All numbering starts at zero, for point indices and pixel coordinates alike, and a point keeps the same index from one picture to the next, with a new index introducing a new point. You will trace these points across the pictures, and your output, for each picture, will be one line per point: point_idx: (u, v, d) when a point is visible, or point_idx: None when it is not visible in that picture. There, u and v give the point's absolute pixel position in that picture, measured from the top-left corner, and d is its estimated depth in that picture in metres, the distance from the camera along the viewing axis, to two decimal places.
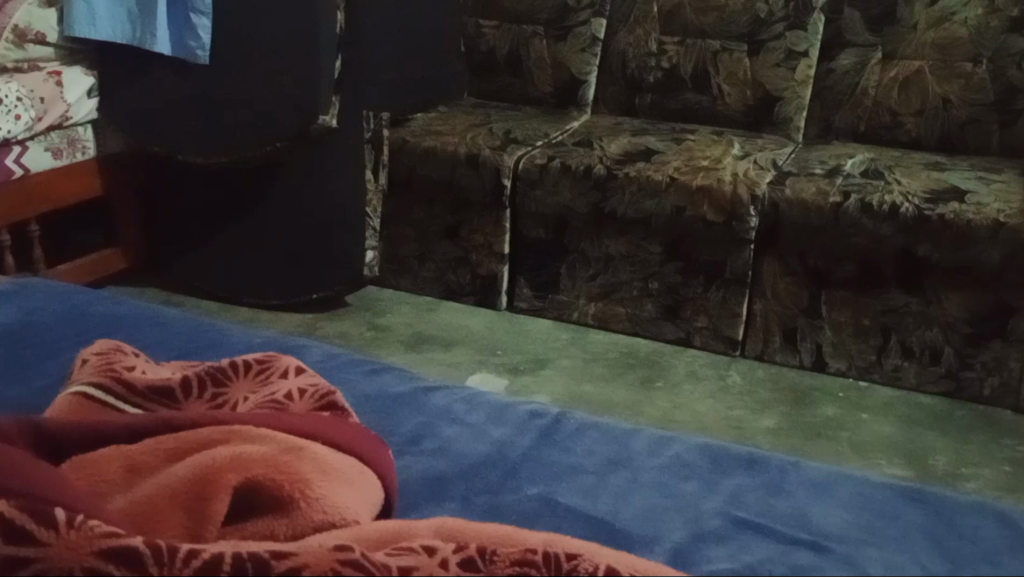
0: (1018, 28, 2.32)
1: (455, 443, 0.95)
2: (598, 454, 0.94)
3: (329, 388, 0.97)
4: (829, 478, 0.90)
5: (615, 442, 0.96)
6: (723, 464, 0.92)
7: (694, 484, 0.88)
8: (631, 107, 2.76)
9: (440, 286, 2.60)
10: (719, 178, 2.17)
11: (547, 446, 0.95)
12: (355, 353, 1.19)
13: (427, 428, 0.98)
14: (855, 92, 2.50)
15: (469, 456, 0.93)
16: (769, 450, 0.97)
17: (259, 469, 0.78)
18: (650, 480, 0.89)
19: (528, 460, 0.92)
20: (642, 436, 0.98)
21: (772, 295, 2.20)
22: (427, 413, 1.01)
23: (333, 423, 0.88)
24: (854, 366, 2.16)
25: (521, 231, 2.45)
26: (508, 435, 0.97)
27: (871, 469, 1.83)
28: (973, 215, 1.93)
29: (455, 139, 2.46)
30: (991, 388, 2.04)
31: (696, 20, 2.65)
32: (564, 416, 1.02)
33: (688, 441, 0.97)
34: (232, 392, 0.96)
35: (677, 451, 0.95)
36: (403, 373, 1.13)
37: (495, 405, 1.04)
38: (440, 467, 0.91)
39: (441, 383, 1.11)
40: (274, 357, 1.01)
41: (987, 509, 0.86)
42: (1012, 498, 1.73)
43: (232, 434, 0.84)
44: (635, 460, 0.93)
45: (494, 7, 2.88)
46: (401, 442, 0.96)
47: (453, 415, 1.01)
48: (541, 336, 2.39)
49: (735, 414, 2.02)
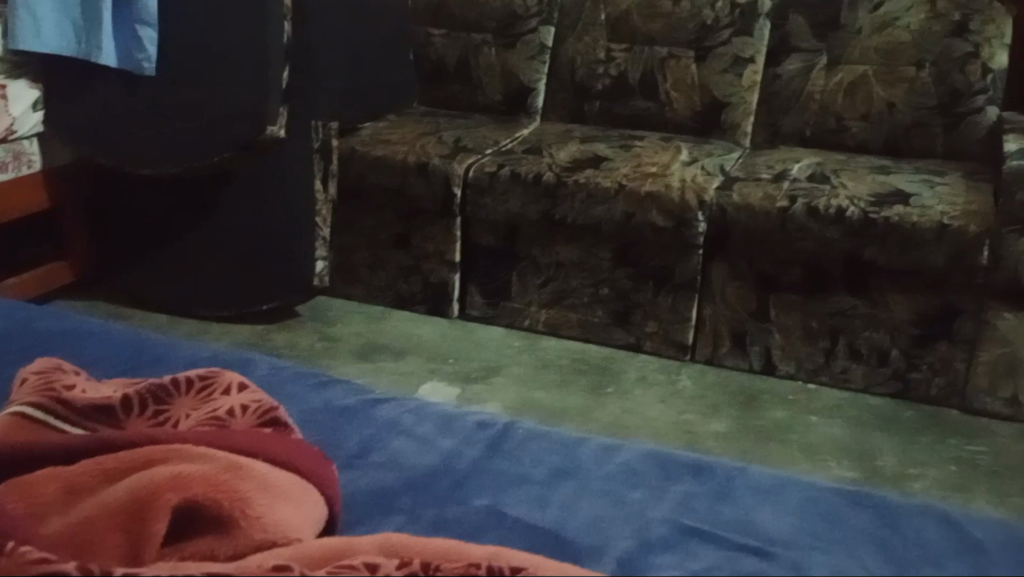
0: (960, 33, 2.38)
1: (402, 456, 0.95)
2: (546, 463, 0.94)
3: (272, 404, 0.95)
4: (775, 484, 0.91)
5: (563, 451, 0.96)
6: (671, 472, 0.92)
7: (641, 492, 0.89)
8: (580, 115, 2.77)
9: (392, 295, 2.58)
10: (668, 184, 2.19)
11: (495, 457, 0.94)
12: (302, 366, 1.18)
13: (373, 441, 0.97)
14: (801, 97, 2.54)
15: (416, 469, 0.92)
16: (716, 457, 0.97)
17: (198, 488, 0.77)
18: (599, 489, 0.89)
19: (475, 472, 0.92)
20: (590, 445, 0.98)
21: (721, 300, 2.23)
22: (374, 425, 1.00)
23: (277, 440, 0.87)
24: (802, 368, 2.19)
25: (473, 239, 2.45)
26: (456, 447, 0.96)
27: (820, 471, 1.85)
28: (917, 217, 1.97)
29: (405, 147, 2.45)
30: (937, 388, 2.08)
31: (644, 27, 2.68)
32: (512, 425, 1.01)
33: (636, 449, 0.97)
34: (174, 410, 0.94)
35: (625, 459, 0.95)
36: (350, 385, 1.12)
37: (442, 417, 1.03)
38: (386, 480, 0.91)
39: (389, 395, 1.10)
40: (217, 372, 0.99)
41: (933, 511, 0.87)
42: (958, 497, 1.76)
43: (171, 452, 0.82)
44: (583, 468, 0.93)
45: (443, 15, 2.88)
46: (346, 457, 0.95)
47: (400, 427, 1.00)
48: (493, 344, 2.39)
49: (686, 419, 2.04)
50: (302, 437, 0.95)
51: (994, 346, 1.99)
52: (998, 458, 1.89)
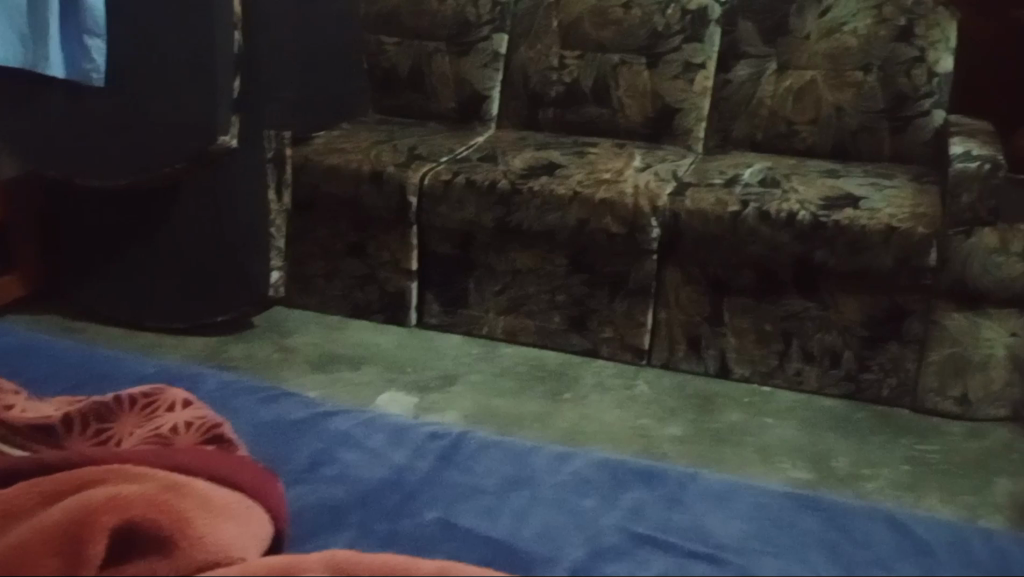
0: (906, 37, 2.43)
1: (353, 469, 0.94)
2: (499, 473, 0.93)
3: (217, 420, 0.94)
4: (725, 488, 0.92)
5: (515, 461, 0.96)
6: (623, 479, 0.92)
7: (593, 500, 0.89)
8: (534, 122, 2.78)
9: (348, 305, 2.56)
10: (621, 191, 2.20)
11: (447, 468, 0.94)
12: (253, 379, 1.16)
13: (324, 454, 0.96)
14: (751, 102, 2.57)
15: (368, 482, 0.91)
16: (668, 463, 0.98)
17: (137, 509, 0.75)
18: (551, 498, 0.89)
19: (427, 484, 0.91)
20: (543, 453, 0.98)
21: (675, 304, 2.24)
22: (325, 439, 0.99)
23: (222, 457, 0.86)
24: (757, 371, 2.21)
25: (429, 247, 2.44)
26: (407, 458, 0.96)
27: (775, 473, 1.87)
28: (866, 220, 2.01)
29: (359, 156, 2.44)
30: (888, 388, 2.11)
31: (595, 34, 2.69)
32: (465, 436, 1.01)
33: (589, 456, 0.98)
34: (117, 428, 0.93)
35: (578, 467, 0.95)
36: (300, 398, 1.10)
37: (395, 428, 1.02)
38: (337, 494, 0.90)
39: (340, 406, 1.09)
40: (162, 389, 0.97)
41: (880, 512, 0.88)
42: (910, 497, 1.79)
43: (110, 472, 0.81)
44: (535, 477, 0.93)
45: (396, 22, 2.88)
46: (297, 472, 0.94)
47: (352, 440, 0.99)
48: (451, 352, 2.38)
49: (642, 423, 2.05)
50: (248, 453, 0.93)
51: (942, 346, 2.03)
52: (948, 456, 1.93)
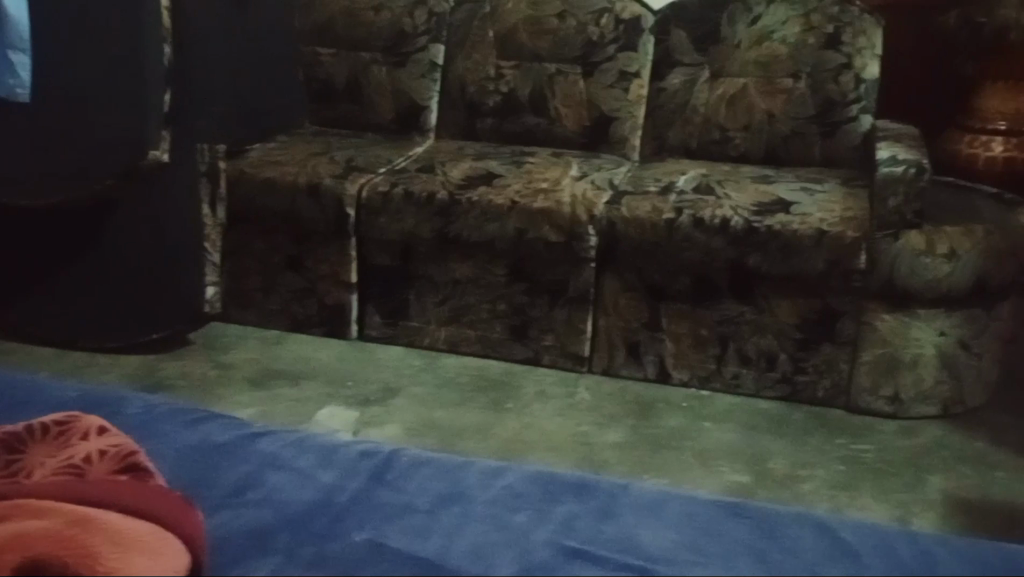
0: (833, 44, 2.48)
1: (281, 491, 0.92)
2: (430, 491, 0.93)
3: (132, 447, 0.91)
4: (656, 498, 0.93)
5: (447, 477, 0.96)
6: (555, 492, 0.93)
7: (525, 515, 0.89)
8: (472, 132, 2.78)
9: (287, 318, 2.52)
10: (559, 200, 2.22)
11: (378, 487, 0.93)
12: (180, 402, 1.14)
13: (251, 477, 0.95)
14: (685, 110, 2.59)
15: (295, 504, 0.90)
16: (599, 474, 0.99)
17: (42, 548, 0.77)
18: (482, 515, 0.89)
19: (357, 504, 0.90)
20: (474, 469, 0.98)
21: (614, 311, 2.25)
22: (251, 461, 0.98)
23: (135, 487, 0.84)
24: (695, 375, 2.23)
25: (368, 259, 2.41)
26: (337, 479, 0.95)
27: (713, 476, 1.89)
28: (797, 225, 2.05)
29: (295, 169, 2.42)
30: (823, 389, 2.15)
31: (531, 44, 2.71)
32: (396, 453, 1.00)
33: (521, 470, 0.98)
34: (28, 458, 0.91)
35: (510, 481, 0.95)
36: (228, 419, 1.09)
37: (324, 448, 1.01)
38: (263, 518, 0.88)
39: (270, 427, 1.08)
40: (76, 417, 0.95)
41: (808, 518, 0.90)
42: (846, 496, 1.82)
43: (16, 509, 0.81)
44: (467, 494, 0.93)
45: (332, 34, 2.87)
46: (221, 495, 0.92)
47: (279, 462, 0.98)
48: (392, 365, 2.37)
49: (583, 430, 2.06)
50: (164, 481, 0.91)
51: (874, 346, 2.07)
52: (881, 455, 1.97)
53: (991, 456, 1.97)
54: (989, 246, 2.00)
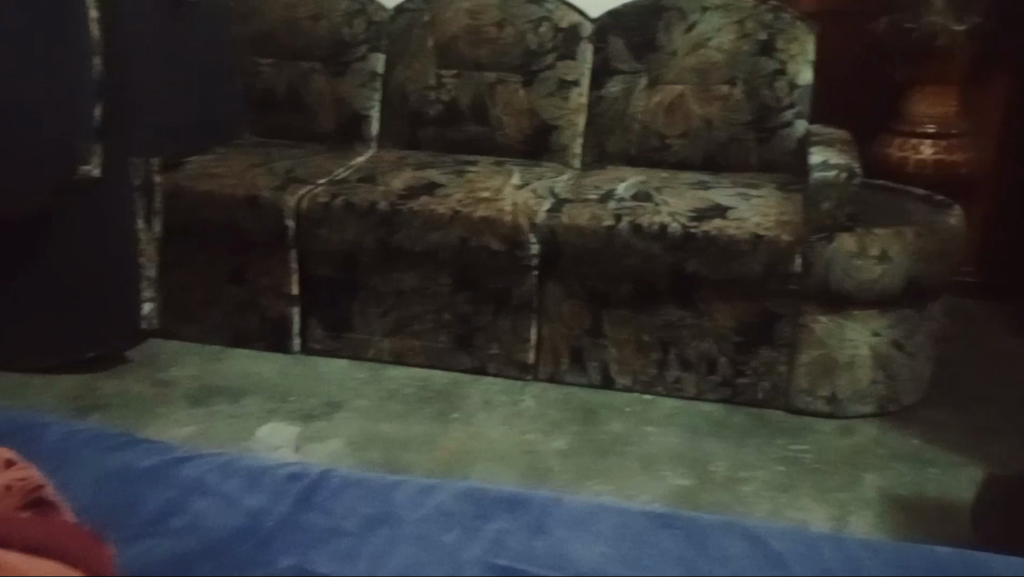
0: (767, 51, 2.52)
1: (205, 518, 0.90)
2: (359, 512, 0.92)
3: (42, 480, 0.90)
4: (589, 512, 0.93)
5: (377, 497, 0.95)
6: (486, 509, 0.93)
7: (455, 534, 0.88)
8: (414, 141, 2.78)
9: (228, 333, 2.49)
10: (500, 209, 2.23)
11: (306, 510, 0.92)
12: (103, 427, 1.12)
13: (174, 504, 0.93)
14: (624, 118, 2.61)
15: (219, 530, 0.88)
16: (531, 489, 0.99)
17: None
18: (411, 535, 0.88)
19: (285, 528, 0.89)
20: (405, 488, 0.97)
21: (558, 318, 2.26)
22: (175, 487, 0.96)
23: (39, 524, 0.83)
24: (639, 380, 2.25)
25: (309, 271, 2.39)
26: (264, 503, 0.93)
27: (657, 481, 1.91)
28: (734, 229, 2.08)
29: (233, 181, 2.40)
30: (763, 391, 2.18)
31: (471, 53, 2.72)
32: (325, 475, 1.00)
33: (452, 488, 0.98)
34: None
35: (441, 500, 0.95)
36: (152, 444, 1.07)
37: (250, 472, 1.00)
38: (186, 545, 0.86)
39: (196, 451, 1.06)
40: None
41: (737, 527, 0.91)
42: (786, 496, 1.85)
43: None
44: (398, 514, 0.92)
45: (270, 43, 2.84)
46: (143, 523, 0.90)
47: (204, 487, 0.96)
48: (336, 378, 2.35)
49: (529, 438, 2.06)
50: (77, 518, 0.89)
51: (811, 347, 2.10)
52: (819, 455, 2.01)
53: (925, 453, 2.02)
54: (919, 247, 2.04)
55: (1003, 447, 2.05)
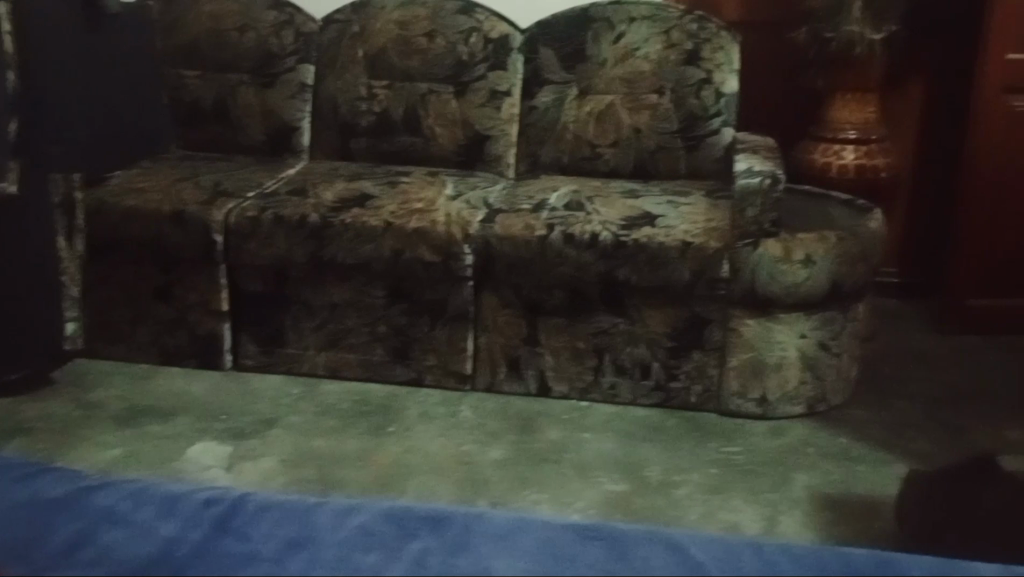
0: (693, 60, 2.56)
1: (116, 548, 0.88)
2: (278, 537, 0.91)
3: None
4: (510, 526, 0.94)
5: (297, 521, 0.94)
6: (408, 528, 0.93)
7: (376, 555, 0.88)
8: (346, 152, 2.76)
9: (157, 351, 2.44)
10: (433, 220, 2.23)
11: (223, 537, 0.90)
12: (14, 455, 1.09)
13: (84, 535, 0.90)
14: (556, 127, 2.63)
15: (131, 561, 0.86)
16: (456, 506, 0.99)
17: None
18: (331, 558, 0.87)
19: (200, 555, 0.87)
20: (326, 510, 0.97)
21: (493, 328, 2.26)
22: (86, 517, 0.93)
23: None
24: (575, 388, 2.26)
25: (240, 286, 2.36)
26: (179, 531, 0.91)
27: (592, 488, 1.92)
28: (663, 237, 2.11)
29: (159, 196, 2.36)
30: (696, 394, 2.21)
31: (401, 64, 2.71)
32: (243, 500, 0.98)
33: (374, 508, 0.98)
34: None
35: (362, 521, 0.94)
36: (63, 473, 1.04)
37: (166, 498, 0.98)
38: None
39: (109, 479, 1.03)
40: None
41: (657, 536, 0.92)
42: (719, 499, 1.88)
43: None
44: (318, 537, 0.91)
45: (197, 55, 2.80)
46: (51, 554, 0.87)
47: (116, 516, 0.94)
48: (269, 394, 2.32)
49: (465, 449, 2.06)
50: None
51: (741, 351, 2.14)
52: (751, 456, 2.04)
53: (853, 451, 2.07)
54: (843, 250, 2.09)
55: (927, 442, 2.11)
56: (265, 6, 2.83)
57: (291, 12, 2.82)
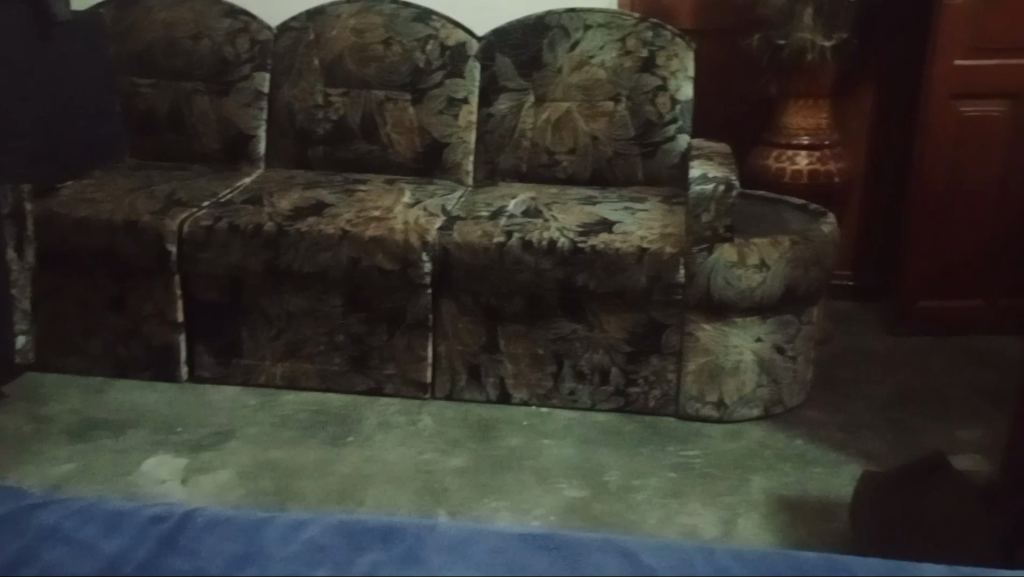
0: (648, 67, 2.58)
1: (58, 566, 0.87)
2: (225, 552, 0.90)
3: None
4: (463, 537, 0.94)
5: (245, 536, 0.93)
6: (359, 541, 0.92)
7: (325, 569, 0.87)
8: (303, 160, 2.74)
9: (111, 363, 2.40)
10: (390, 228, 2.22)
11: (168, 553, 0.89)
12: None
13: (26, 554, 0.89)
14: (514, 134, 2.63)
15: None
16: (408, 517, 0.99)
17: None
18: (278, 572, 0.86)
19: (143, 572, 0.86)
20: (276, 524, 0.96)
21: (453, 336, 2.26)
22: (29, 536, 0.92)
23: None
24: (535, 394, 2.27)
25: (196, 296, 2.33)
26: (123, 548, 0.90)
27: (552, 494, 1.93)
28: (620, 243, 2.13)
29: (112, 207, 2.32)
30: (654, 399, 2.22)
31: (358, 72, 2.70)
32: (191, 515, 0.97)
33: (324, 521, 0.97)
34: None
35: (312, 535, 0.93)
36: (7, 491, 1.02)
37: (111, 515, 0.97)
38: None
39: (54, 496, 1.02)
40: None
41: (612, 544, 0.93)
42: (678, 503, 1.89)
43: None
44: (266, 552, 0.90)
45: (150, 63, 2.78)
46: None
47: (60, 534, 0.93)
48: (226, 406, 2.29)
49: (425, 458, 2.05)
50: None
51: (698, 355, 2.16)
52: (709, 460, 2.06)
53: (809, 453, 2.09)
54: (796, 255, 2.12)
55: (881, 443, 2.14)
56: (219, 14, 2.81)
57: (245, 19, 2.80)
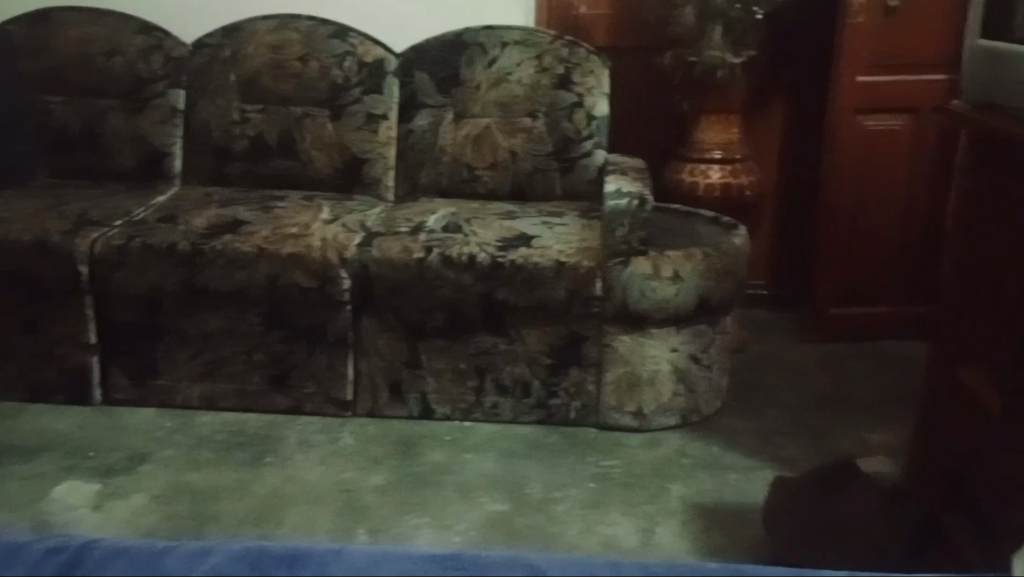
0: (564, 84, 2.62)
1: None
2: None
3: None
4: (371, 560, 0.95)
5: (145, 567, 0.92)
6: (264, 569, 0.92)
7: None
8: (221, 177, 2.71)
9: (22, 388, 2.34)
10: (309, 245, 2.21)
11: None
12: None
13: None
14: (433, 151, 2.65)
15: None
16: (316, 542, 0.99)
17: None
18: None
19: None
20: (177, 553, 0.95)
21: (373, 352, 2.26)
22: None
23: None
24: (457, 409, 2.28)
25: (109, 317, 2.29)
26: None
27: (473, 508, 1.94)
28: (538, 257, 2.15)
29: (20, 227, 2.26)
30: (575, 410, 2.26)
31: (276, 88, 2.69)
32: (91, 546, 0.96)
33: (228, 549, 0.97)
34: None
35: (213, 563, 0.93)
36: None
37: (5, 548, 0.95)
38: None
39: None
40: None
41: (519, 563, 0.95)
42: (597, 514, 1.92)
43: None
44: None
45: (61, 80, 2.72)
46: None
47: None
48: (142, 428, 2.25)
49: (347, 476, 2.05)
50: None
51: (616, 366, 2.20)
52: (628, 469, 2.10)
53: (725, 459, 2.15)
54: (709, 266, 2.17)
55: (793, 448, 2.21)
56: (132, 30, 2.76)
57: (159, 36, 2.76)
